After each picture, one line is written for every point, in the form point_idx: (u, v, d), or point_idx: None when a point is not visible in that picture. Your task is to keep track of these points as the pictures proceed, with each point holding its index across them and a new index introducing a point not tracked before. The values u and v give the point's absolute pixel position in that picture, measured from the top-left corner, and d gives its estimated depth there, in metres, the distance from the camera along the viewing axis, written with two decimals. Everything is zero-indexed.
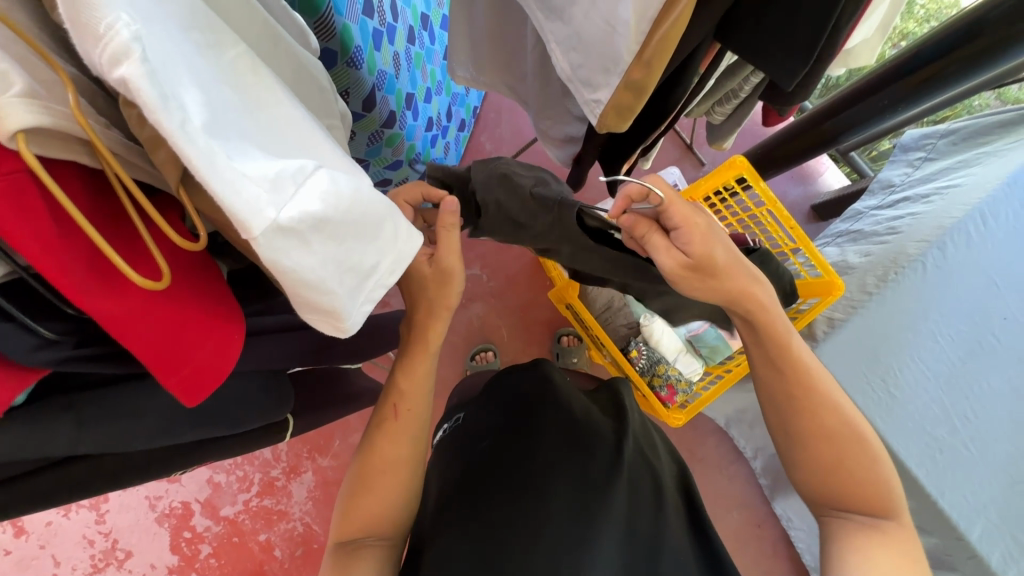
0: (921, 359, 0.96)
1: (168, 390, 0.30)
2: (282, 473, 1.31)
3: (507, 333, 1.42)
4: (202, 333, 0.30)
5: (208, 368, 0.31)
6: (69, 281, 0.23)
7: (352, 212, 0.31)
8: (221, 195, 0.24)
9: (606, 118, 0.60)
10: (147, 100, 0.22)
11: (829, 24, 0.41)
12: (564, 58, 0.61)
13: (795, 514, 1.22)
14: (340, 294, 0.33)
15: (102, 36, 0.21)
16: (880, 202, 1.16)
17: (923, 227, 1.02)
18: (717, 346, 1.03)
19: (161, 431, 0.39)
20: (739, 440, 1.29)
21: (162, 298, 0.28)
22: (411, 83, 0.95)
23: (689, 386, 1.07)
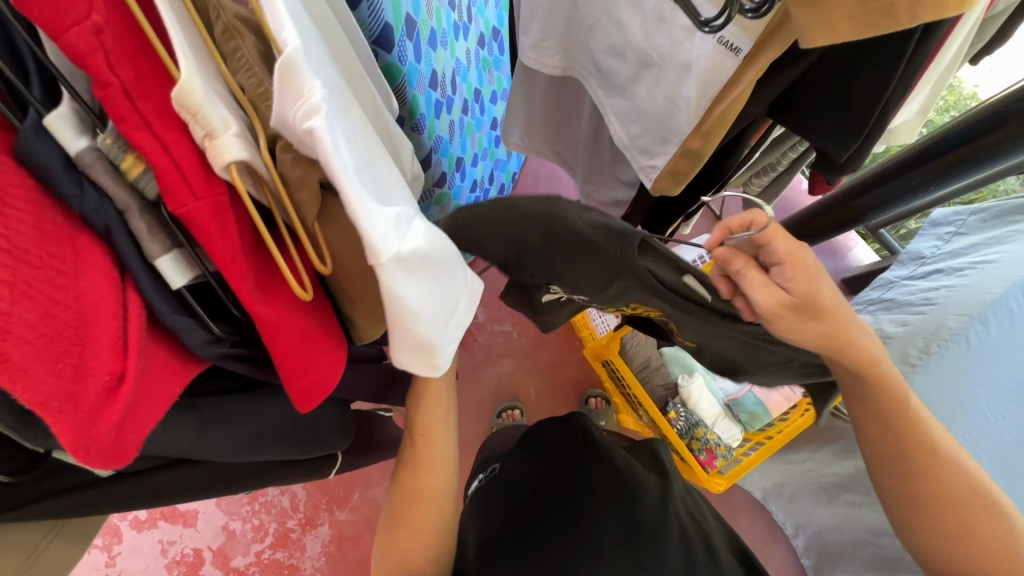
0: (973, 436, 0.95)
1: (290, 396, 0.33)
2: (297, 524, 1.18)
3: (536, 391, 1.40)
4: (325, 347, 0.34)
5: (324, 379, 0.35)
6: (245, 287, 0.28)
7: (451, 256, 0.35)
8: (364, 226, 0.28)
9: (661, 181, 0.65)
10: (325, 146, 0.27)
11: (877, 105, 0.46)
12: (622, 128, 0.67)
13: None
14: (433, 331, 0.36)
15: (304, 95, 0.26)
16: (912, 272, 1.14)
17: (962, 299, 1.03)
18: (757, 412, 1.05)
19: (250, 444, 0.41)
20: (779, 517, 1.23)
21: (300, 311, 0.32)
22: (462, 148, 0.97)
23: (728, 451, 1.03)
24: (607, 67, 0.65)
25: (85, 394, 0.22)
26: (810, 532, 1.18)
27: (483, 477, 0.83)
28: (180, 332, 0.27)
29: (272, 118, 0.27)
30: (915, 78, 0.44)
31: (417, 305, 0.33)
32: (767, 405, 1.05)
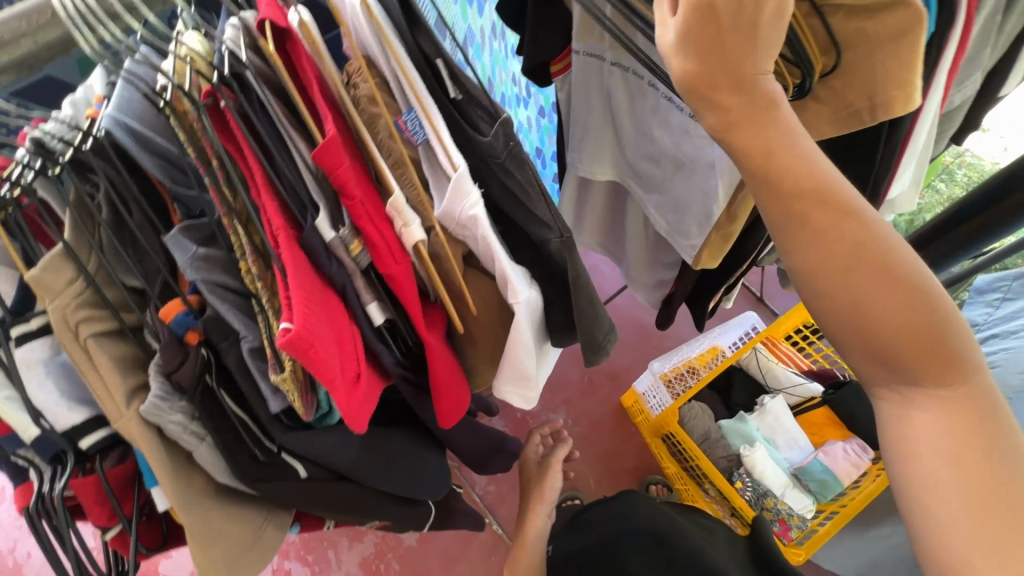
0: None
1: (438, 416, 0.44)
2: None
3: (594, 478, 1.38)
4: (458, 380, 0.45)
5: (459, 404, 0.46)
6: (422, 324, 0.40)
7: (545, 308, 0.48)
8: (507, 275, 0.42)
9: (701, 256, 0.78)
10: (482, 227, 0.40)
11: (869, 180, 0.58)
12: (662, 218, 0.82)
13: None
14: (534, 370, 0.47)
15: (468, 195, 0.40)
16: None
17: (1023, 355, 1.03)
18: (826, 480, 1.04)
19: (387, 470, 0.49)
20: None
21: (447, 350, 0.44)
22: None
23: (803, 522, 1.04)
24: (645, 170, 0.80)
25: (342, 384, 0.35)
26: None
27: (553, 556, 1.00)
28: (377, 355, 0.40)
29: (442, 209, 0.41)
30: (895, 158, 0.56)
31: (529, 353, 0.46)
32: (836, 473, 1.04)
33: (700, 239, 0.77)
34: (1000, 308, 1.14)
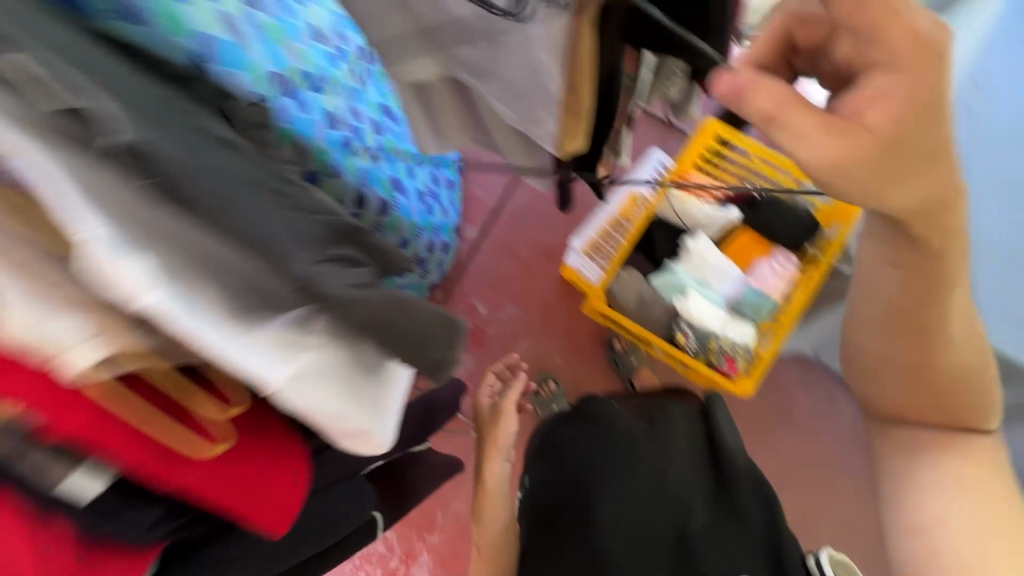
0: None
1: (265, 527, 0.39)
2: (399, 562, 1.34)
3: (562, 357, 1.40)
4: (266, 483, 0.40)
5: (286, 500, 0.41)
6: (150, 462, 0.32)
7: (342, 357, 0.39)
8: (242, 365, 0.30)
9: (564, 141, 0.63)
10: (173, 316, 0.27)
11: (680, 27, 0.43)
12: (506, 108, 0.61)
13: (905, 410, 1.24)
14: (365, 422, 0.40)
15: (119, 281, 0.25)
16: None
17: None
18: (759, 303, 1.05)
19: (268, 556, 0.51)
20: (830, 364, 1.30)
21: (228, 465, 0.38)
22: (394, 168, 0.86)
23: (747, 351, 1.06)
24: (468, 54, 0.57)
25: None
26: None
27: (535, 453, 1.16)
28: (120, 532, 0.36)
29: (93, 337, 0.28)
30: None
31: (338, 407, 0.37)
32: (766, 293, 1.05)
33: (553, 123, 0.60)
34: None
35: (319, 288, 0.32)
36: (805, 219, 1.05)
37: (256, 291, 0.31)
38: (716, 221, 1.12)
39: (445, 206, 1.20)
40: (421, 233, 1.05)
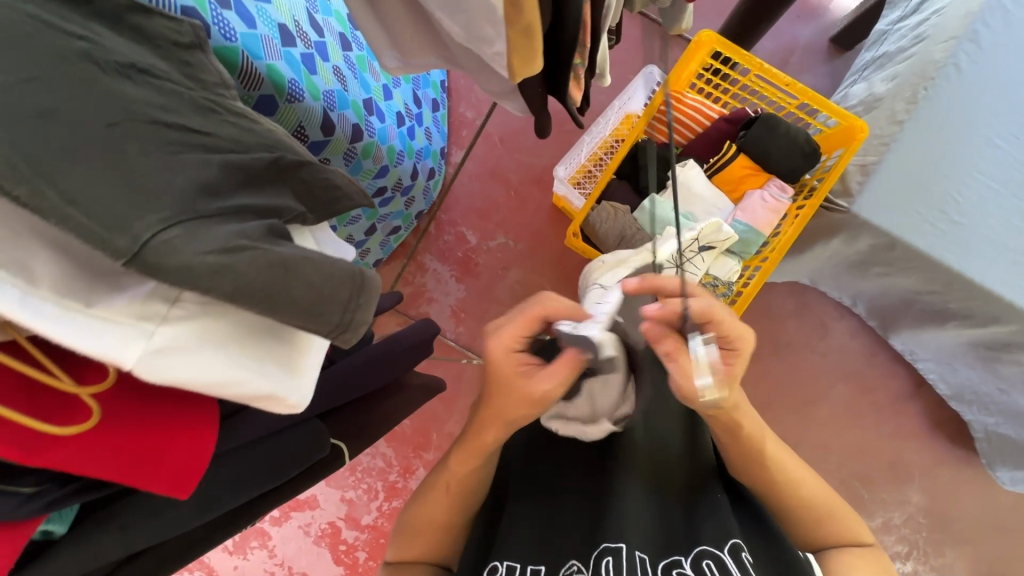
0: (981, 170, 0.81)
1: (160, 489, 0.33)
2: (398, 474, 1.61)
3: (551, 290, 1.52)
4: (168, 440, 0.34)
5: (191, 463, 0.34)
6: (18, 450, 0.29)
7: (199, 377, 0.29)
8: (78, 348, 0.25)
9: (512, 65, 0.52)
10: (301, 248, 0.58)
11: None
12: (452, 22, 0.54)
13: (912, 345, 1.29)
14: (271, 383, 0.33)
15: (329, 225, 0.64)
16: (905, 8, 1.05)
17: (948, 24, 0.86)
18: (748, 238, 0.94)
19: (202, 505, 0.42)
20: (834, 294, 1.27)
21: (105, 427, 0.32)
22: (363, 89, 1.16)
23: (729, 288, 0.97)
24: None
25: (59, 451, 0.30)
26: (866, 298, 1.21)
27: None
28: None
29: None
30: None
31: (226, 371, 0.30)
32: (756, 229, 0.94)
33: (503, 44, 0.52)
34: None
35: (147, 259, 0.27)
36: (804, 148, 0.91)
37: (106, 240, 0.27)
38: (712, 145, 1.01)
39: (390, 126, 1.26)
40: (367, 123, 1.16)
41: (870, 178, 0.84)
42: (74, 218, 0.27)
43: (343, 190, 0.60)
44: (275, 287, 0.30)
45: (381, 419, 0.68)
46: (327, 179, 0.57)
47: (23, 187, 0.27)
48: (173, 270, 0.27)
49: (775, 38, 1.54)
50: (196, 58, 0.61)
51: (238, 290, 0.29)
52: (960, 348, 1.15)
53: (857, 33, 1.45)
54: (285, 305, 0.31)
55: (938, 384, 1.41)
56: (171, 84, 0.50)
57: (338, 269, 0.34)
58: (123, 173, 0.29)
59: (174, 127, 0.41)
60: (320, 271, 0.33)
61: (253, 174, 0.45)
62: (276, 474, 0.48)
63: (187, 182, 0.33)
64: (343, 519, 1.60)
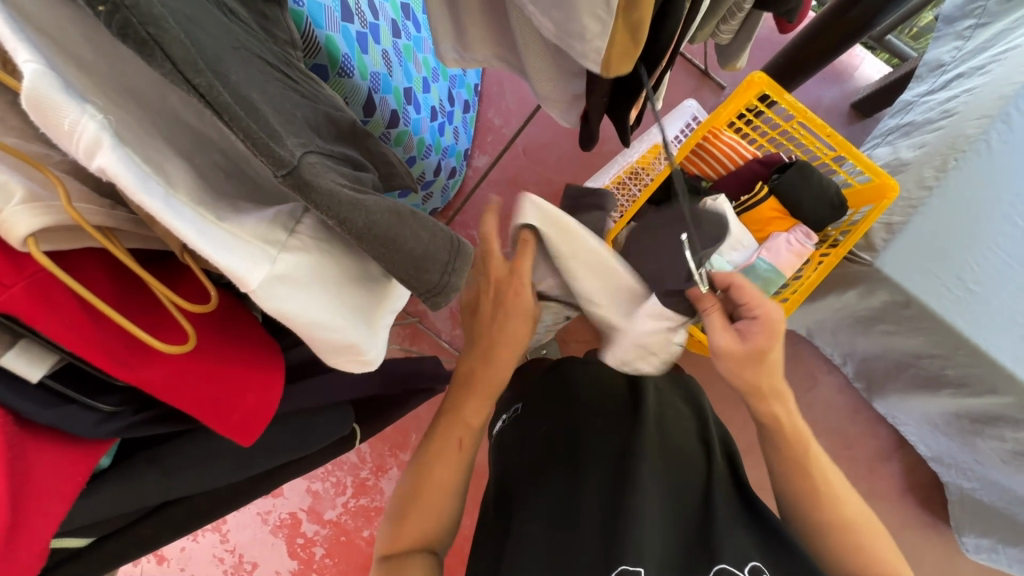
0: (1001, 245, 0.85)
1: (225, 433, 0.30)
2: (370, 472, 1.50)
3: None
4: (245, 381, 0.31)
5: (259, 407, 0.31)
6: (107, 356, 0.26)
7: (305, 311, 0.26)
8: (211, 259, 0.22)
9: (609, 62, 0.53)
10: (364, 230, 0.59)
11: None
12: (544, 16, 0.54)
13: (899, 410, 1.29)
14: (356, 337, 0.30)
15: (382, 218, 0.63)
16: (932, 85, 1.11)
17: (981, 102, 0.90)
18: (769, 277, 0.96)
19: (238, 464, 0.40)
20: (828, 349, 1.30)
21: (196, 352, 0.29)
22: (405, 77, 1.16)
23: None
24: None
25: (143, 366, 0.26)
26: (859, 356, 1.23)
27: (509, 415, 0.82)
28: (63, 425, 0.30)
29: (25, 96, 0.19)
30: None
31: (327, 313, 0.27)
32: (779, 269, 0.96)
33: (604, 41, 0.50)
34: (970, 43, 1.08)
35: (298, 181, 0.24)
36: (834, 200, 0.93)
37: (267, 149, 0.23)
38: (742, 184, 1.03)
39: (423, 118, 1.26)
40: (404, 110, 1.15)
41: (894, 237, 0.87)
42: (242, 124, 0.23)
43: (393, 165, 0.59)
44: (396, 233, 0.28)
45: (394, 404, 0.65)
46: (381, 155, 0.57)
47: (200, 75, 0.21)
48: (322, 195, 0.24)
49: (800, 95, 1.61)
50: (274, 13, 0.60)
51: (367, 233, 0.26)
52: (937, 419, 1.16)
53: (875, 103, 1.51)
54: (398, 255, 0.29)
55: (919, 445, 1.45)
56: (252, 30, 0.48)
57: (446, 238, 0.32)
58: (269, 98, 0.27)
59: (272, 68, 0.39)
60: (428, 228, 0.31)
61: (341, 130, 0.43)
62: (306, 445, 0.46)
63: (304, 119, 0.31)
64: (306, 511, 1.48)
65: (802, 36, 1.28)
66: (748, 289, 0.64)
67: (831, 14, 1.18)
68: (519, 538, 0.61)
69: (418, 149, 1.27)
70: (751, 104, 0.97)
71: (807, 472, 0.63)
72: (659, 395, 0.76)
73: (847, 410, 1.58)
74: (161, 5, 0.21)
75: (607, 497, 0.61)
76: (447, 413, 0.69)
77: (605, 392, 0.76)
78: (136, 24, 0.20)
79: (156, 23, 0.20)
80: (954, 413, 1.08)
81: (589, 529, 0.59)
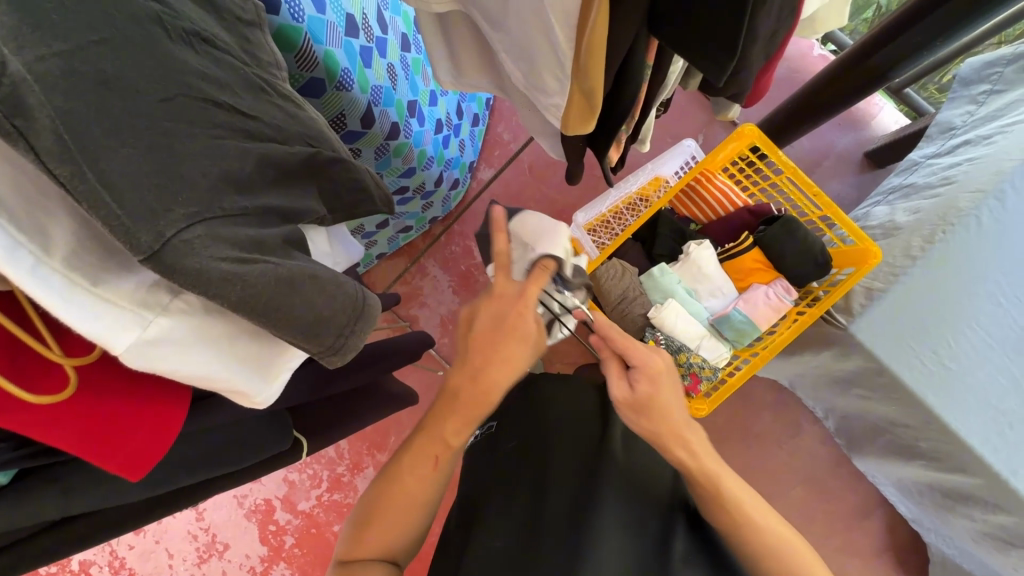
0: (982, 325, 0.83)
1: (113, 470, 0.31)
2: (346, 469, 1.52)
3: None
4: (136, 421, 0.32)
5: (150, 446, 0.32)
6: None
7: (182, 370, 0.28)
8: (71, 325, 0.24)
9: (569, 120, 0.54)
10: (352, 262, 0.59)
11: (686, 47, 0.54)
12: (515, 67, 0.55)
13: (878, 472, 1.26)
14: (239, 379, 0.33)
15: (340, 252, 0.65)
16: (939, 148, 1.08)
17: (979, 174, 0.88)
18: (744, 329, 0.95)
19: (155, 481, 0.42)
20: (808, 402, 1.28)
21: (85, 394, 0.30)
22: (411, 89, 1.17)
23: (716, 373, 0.98)
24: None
25: (18, 412, 0.27)
26: (838, 414, 1.21)
27: (478, 434, 0.84)
28: None
29: None
30: None
31: (208, 367, 0.30)
32: (754, 322, 0.94)
33: (562, 98, 0.52)
34: (982, 108, 1.06)
35: (163, 260, 0.25)
36: (818, 258, 0.92)
37: (127, 232, 0.24)
38: (730, 231, 1.02)
39: (427, 131, 1.27)
40: (406, 122, 1.17)
41: (872, 303, 0.86)
42: (106, 209, 0.24)
43: (358, 197, 0.61)
44: (279, 303, 0.30)
45: (343, 422, 0.67)
46: (345, 186, 0.59)
47: (65, 165, 0.23)
48: (189, 273, 0.26)
49: (814, 138, 1.59)
50: (256, 36, 0.61)
51: (244, 305, 0.28)
52: (912, 487, 1.14)
53: (889, 154, 1.48)
54: (285, 321, 0.31)
55: (898, 503, 1.32)
56: (229, 58, 0.50)
57: (343, 294, 0.35)
58: (161, 165, 0.28)
59: (223, 106, 0.41)
60: (323, 292, 0.33)
61: (286, 170, 0.45)
62: (225, 462, 0.47)
63: (219, 174, 0.33)
64: (281, 500, 1.50)
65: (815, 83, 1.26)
66: (619, 337, 0.66)
67: (845, 65, 1.16)
68: (474, 556, 0.59)
69: (419, 160, 1.28)
70: (744, 153, 0.97)
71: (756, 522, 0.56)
72: (628, 415, 0.76)
73: (829, 461, 1.55)
74: (32, 92, 0.22)
75: (569, 511, 0.60)
76: (431, 423, 0.61)
77: (573, 413, 0.75)
78: (3, 118, 0.21)
79: (24, 115, 0.22)
80: (927, 484, 1.06)
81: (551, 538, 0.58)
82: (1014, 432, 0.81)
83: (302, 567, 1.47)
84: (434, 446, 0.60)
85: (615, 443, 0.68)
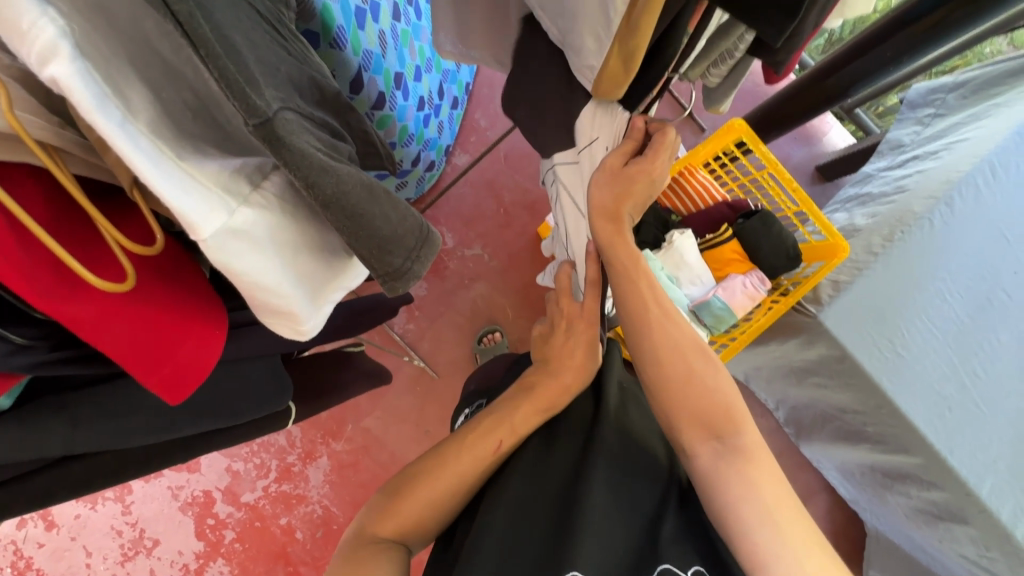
0: (930, 317, 0.91)
1: (151, 386, 0.28)
2: (298, 458, 1.38)
3: (513, 311, 1.50)
4: (180, 333, 0.29)
5: (192, 363, 0.29)
6: (26, 283, 0.23)
7: (253, 275, 0.26)
8: (162, 196, 0.21)
9: (602, 83, 0.55)
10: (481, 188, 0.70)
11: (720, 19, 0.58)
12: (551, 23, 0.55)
13: (822, 458, 1.35)
14: (300, 298, 0.29)
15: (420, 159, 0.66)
16: (890, 162, 1.18)
17: (929, 183, 0.98)
18: (723, 315, 1.00)
19: (159, 426, 0.37)
20: (762, 394, 1.36)
21: (131, 296, 0.27)
22: (398, 61, 1.13)
23: None
24: None
25: (71, 302, 0.24)
26: (788, 405, 1.30)
27: (467, 411, 0.82)
28: None
29: None
30: None
31: (278, 276, 0.27)
32: (732, 308, 0.99)
33: (599, 59, 0.52)
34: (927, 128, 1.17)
35: (274, 130, 0.24)
36: (789, 251, 0.98)
37: (241, 94, 0.23)
38: (710, 223, 1.07)
39: (410, 107, 1.24)
40: (392, 93, 1.12)
41: (839, 293, 0.95)
42: (219, 63, 0.22)
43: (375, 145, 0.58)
44: (363, 209, 0.28)
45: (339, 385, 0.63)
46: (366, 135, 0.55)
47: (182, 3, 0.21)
48: (295, 151, 0.24)
49: (773, 149, 1.70)
50: None
51: (330, 205, 0.26)
52: (854, 470, 1.23)
53: (838, 169, 1.61)
54: (364, 230, 0.28)
55: (839, 487, 1.43)
56: None
57: (409, 228, 0.32)
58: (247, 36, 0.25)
59: (264, 17, 0.37)
60: (397, 211, 0.31)
61: (325, 97, 0.42)
62: (235, 414, 0.44)
63: (288, 76, 0.30)
64: (222, 491, 1.35)
65: (782, 95, 1.35)
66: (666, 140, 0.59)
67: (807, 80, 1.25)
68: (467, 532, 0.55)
69: (400, 135, 1.24)
70: (728, 148, 1.02)
71: (684, 371, 0.53)
72: (621, 387, 0.70)
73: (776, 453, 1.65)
74: None
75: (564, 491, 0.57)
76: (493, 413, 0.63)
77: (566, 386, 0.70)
78: None
79: None
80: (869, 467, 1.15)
81: (541, 522, 0.55)
82: (954, 414, 0.90)
83: (243, 565, 1.32)
84: (497, 433, 0.60)
85: (612, 415, 0.63)
